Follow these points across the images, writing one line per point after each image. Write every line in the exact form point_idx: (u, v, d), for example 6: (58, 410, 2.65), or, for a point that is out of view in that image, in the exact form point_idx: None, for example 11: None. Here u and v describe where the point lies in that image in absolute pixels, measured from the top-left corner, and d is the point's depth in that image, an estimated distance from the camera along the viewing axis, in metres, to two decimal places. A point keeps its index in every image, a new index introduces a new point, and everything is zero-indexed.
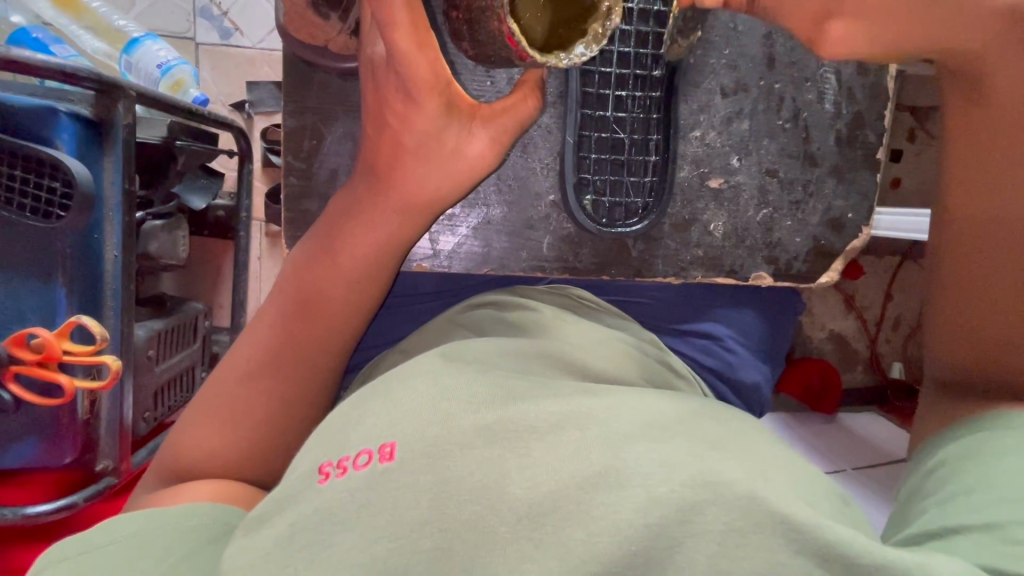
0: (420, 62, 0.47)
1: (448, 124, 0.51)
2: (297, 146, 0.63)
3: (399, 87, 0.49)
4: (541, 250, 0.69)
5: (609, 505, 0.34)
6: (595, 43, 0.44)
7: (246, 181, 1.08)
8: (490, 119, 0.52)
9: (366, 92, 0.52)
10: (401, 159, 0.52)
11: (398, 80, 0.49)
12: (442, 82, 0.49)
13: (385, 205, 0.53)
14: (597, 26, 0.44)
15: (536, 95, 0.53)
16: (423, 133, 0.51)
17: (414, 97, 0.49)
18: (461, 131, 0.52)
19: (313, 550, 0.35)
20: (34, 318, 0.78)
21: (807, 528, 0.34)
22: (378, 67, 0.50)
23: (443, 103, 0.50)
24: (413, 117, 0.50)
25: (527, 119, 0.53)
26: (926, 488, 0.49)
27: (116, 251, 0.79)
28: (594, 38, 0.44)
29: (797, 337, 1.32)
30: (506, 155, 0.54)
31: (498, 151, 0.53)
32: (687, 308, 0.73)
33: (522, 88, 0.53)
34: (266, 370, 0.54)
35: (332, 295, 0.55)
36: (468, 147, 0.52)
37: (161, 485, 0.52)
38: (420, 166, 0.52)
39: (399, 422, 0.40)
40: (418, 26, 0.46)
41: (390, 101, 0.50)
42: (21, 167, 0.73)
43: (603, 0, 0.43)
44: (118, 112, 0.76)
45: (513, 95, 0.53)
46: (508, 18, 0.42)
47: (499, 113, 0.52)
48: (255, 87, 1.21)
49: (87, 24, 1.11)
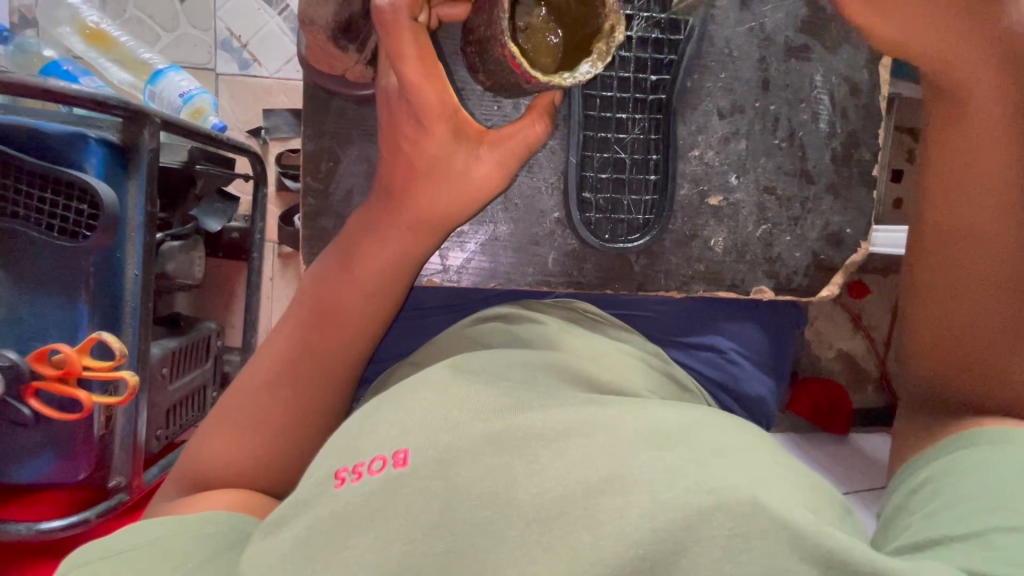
0: (428, 90, 0.49)
1: (457, 148, 0.53)
2: (315, 166, 0.66)
3: (411, 115, 0.51)
4: (547, 265, 0.71)
5: (616, 509, 0.35)
6: (600, 60, 0.45)
7: (260, 204, 1.12)
8: (496, 144, 0.54)
9: (381, 119, 0.55)
10: (413, 181, 0.54)
11: (409, 108, 0.51)
12: (450, 109, 0.51)
13: (399, 222, 0.56)
14: (602, 44, 0.45)
15: (546, 119, 0.54)
16: (433, 156, 0.53)
17: (423, 124, 0.51)
18: (469, 155, 0.54)
19: (331, 551, 0.36)
20: (56, 334, 0.81)
21: (808, 535, 0.35)
22: (392, 98, 0.52)
23: (451, 129, 0.52)
24: (424, 142, 0.52)
25: (536, 142, 0.54)
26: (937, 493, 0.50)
27: (136, 270, 0.82)
28: (600, 56, 0.45)
29: (804, 356, 1.28)
30: (513, 176, 0.56)
31: (505, 173, 0.55)
32: (692, 322, 0.74)
33: (534, 112, 0.54)
34: (284, 380, 0.55)
35: (350, 307, 0.57)
36: (475, 170, 0.54)
37: (178, 493, 0.53)
38: (432, 187, 0.54)
39: (411, 431, 0.41)
40: (426, 59, 0.48)
41: (401, 126, 0.52)
42: (51, 191, 0.76)
43: (605, 20, 0.45)
44: (144, 138, 0.80)
45: (523, 118, 0.54)
46: (509, 42, 0.44)
47: (506, 137, 0.54)
48: (270, 115, 1.26)
49: (114, 57, 1.19)
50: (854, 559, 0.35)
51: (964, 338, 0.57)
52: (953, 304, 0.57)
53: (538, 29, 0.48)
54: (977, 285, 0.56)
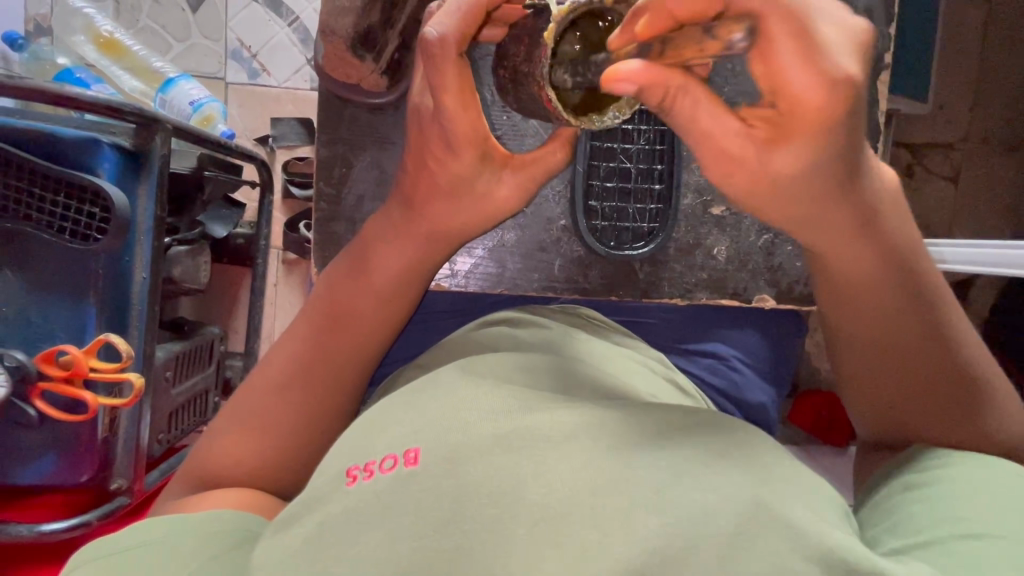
0: (463, 119, 0.49)
1: (481, 172, 0.53)
2: (327, 173, 0.67)
3: (442, 138, 0.50)
4: (553, 271, 0.72)
5: (623, 507, 0.36)
6: (628, 106, 0.46)
7: (267, 211, 1.14)
8: (519, 168, 0.54)
9: (410, 133, 0.54)
10: (434, 200, 0.54)
11: (441, 131, 0.50)
12: (481, 136, 0.51)
13: (415, 234, 0.56)
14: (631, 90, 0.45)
15: (566, 149, 0.55)
16: (457, 177, 0.53)
17: (453, 148, 0.50)
18: (492, 178, 0.54)
19: (342, 548, 0.37)
20: (63, 336, 0.82)
21: (809, 533, 0.36)
22: (424, 117, 0.51)
23: (479, 154, 0.52)
24: (451, 164, 0.52)
25: (556, 167, 0.55)
26: None
27: (144, 272, 0.83)
28: (628, 102, 0.46)
29: (804, 368, 1.28)
30: (529, 200, 0.57)
31: (524, 196, 0.55)
32: (694, 329, 0.75)
33: (557, 139, 0.55)
34: (295, 381, 0.56)
35: (362, 311, 0.57)
36: (497, 191, 0.54)
37: (185, 492, 0.53)
38: (452, 205, 0.54)
39: (423, 430, 0.42)
40: (465, 91, 0.48)
41: (431, 147, 0.52)
42: (64, 194, 0.78)
43: None
44: (156, 144, 0.81)
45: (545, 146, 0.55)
46: (547, 87, 0.44)
47: (529, 162, 0.54)
48: (279, 123, 1.28)
49: (126, 64, 1.22)
50: (854, 558, 0.36)
51: (890, 391, 0.52)
52: (872, 355, 0.52)
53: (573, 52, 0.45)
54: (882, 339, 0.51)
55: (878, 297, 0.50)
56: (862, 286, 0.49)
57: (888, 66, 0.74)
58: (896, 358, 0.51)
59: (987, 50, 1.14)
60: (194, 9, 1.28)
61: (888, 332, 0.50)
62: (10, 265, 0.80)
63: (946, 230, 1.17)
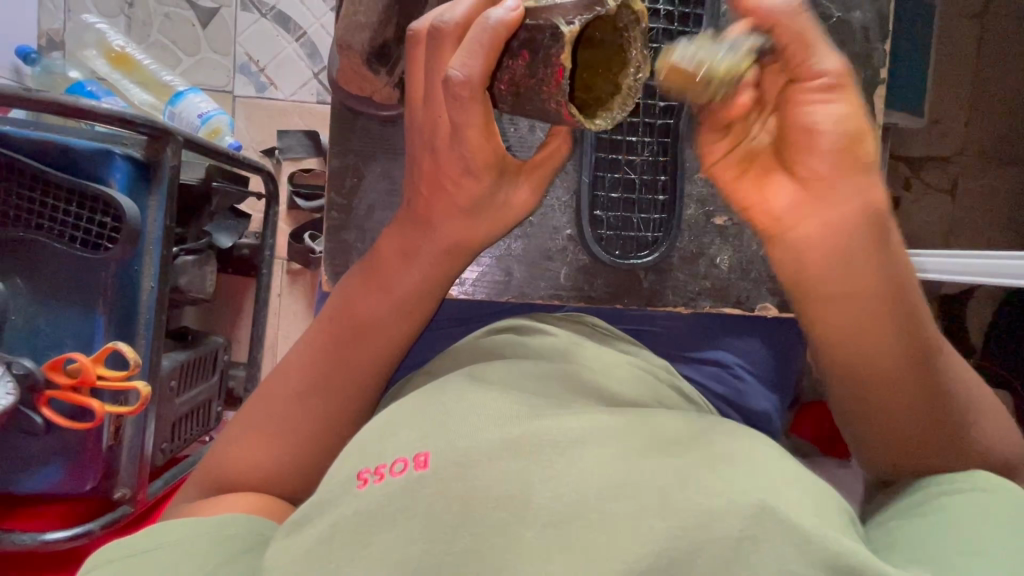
0: (485, 146, 0.49)
1: (499, 187, 0.54)
2: (339, 183, 0.68)
3: (459, 162, 0.51)
4: (559, 279, 0.73)
5: (629, 511, 0.36)
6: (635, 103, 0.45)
7: (272, 221, 1.15)
8: (530, 173, 0.56)
9: (419, 154, 0.53)
10: (452, 215, 0.55)
11: (460, 159, 0.50)
12: (499, 156, 0.51)
13: (430, 246, 0.57)
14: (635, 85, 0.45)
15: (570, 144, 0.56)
16: (477, 197, 0.53)
17: (473, 172, 0.51)
18: (508, 189, 0.55)
19: (355, 549, 0.38)
20: (71, 344, 0.82)
21: (818, 538, 0.36)
22: (438, 142, 0.51)
23: (496, 173, 0.52)
24: (471, 187, 0.52)
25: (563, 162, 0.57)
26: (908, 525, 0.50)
27: (153, 282, 0.84)
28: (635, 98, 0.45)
29: (806, 379, 1.29)
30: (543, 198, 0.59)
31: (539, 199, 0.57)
32: (699, 337, 0.76)
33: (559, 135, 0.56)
34: (311, 388, 0.57)
35: (378, 320, 0.58)
36: (516, 199, 0.56)
37: (197, 496, 0.54)
38: (471, 220, 0.55)
39: (432, 435, 0.42)
40: (489, 122, 0.48)
41: (446, 170, 0.52)
42: (76, 203, 0.79)
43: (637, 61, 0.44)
44: (167, 155, 0.83)
45: (550, 140, 0.56)
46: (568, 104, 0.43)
47: (539, 164, 0.56)
48: (285, 135, 1.30)
49: (136, 78, 1.26)
50: (860, 560, 0.36)
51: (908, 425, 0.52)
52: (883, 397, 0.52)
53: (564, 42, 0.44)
54: (886, 381, 0.52)
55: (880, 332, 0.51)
56: (862, 318, 0.51)
57: (884, 82, 0.75)
58: (893, 390, 0.52)
59: (984, 64, 1.15)
60: (203, 24, 1.30)
61: (882, 373, 0.52)
62: (20, 273, 0.81)
63: (944, 241, 1.18)
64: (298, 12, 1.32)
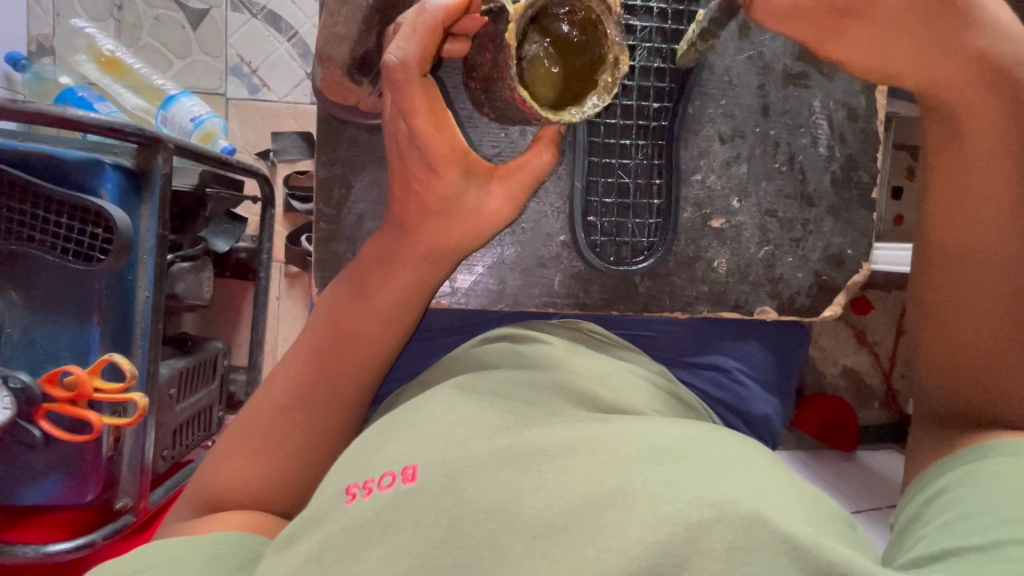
0: (440, 140, 0.49)
1: (468, 186, 0.53)
2: (328, 194, 0.67)
3: (422, 162, 0.51)
4: (553, 287, 0.72)
5: (619, 523, 0.35)
6: (606, 93, 0.44)
7: (268, 225, 1.15)
8: (505, 177, 0.54)
9: (391, 158, 0.54)
10: (426, 220, 0.54)
11: (420, 154, 0.51)
12: (460, 152, 0.51)
13: (415, 254, 0.56)
14: (607, 76, 0.44)
15: (553, 149, 0.54)
16: (444, 197, 0.53)
17: (434, 169, 0.51)
18: (479, 192, 0.54)
19: (343, 566, 0.37)
20: (67, 356, 0.82)
21: (807, 548, 0.34)
22: (400, 142, 0.52)
23: (462, 171, 0.52)
24: (435, 184, 0.52)
25: (545, 170, 0.54)
26: (925, 517, 0.48)
27: (147, 291, 0.83)
28: (605, 89, 0.44)
29: (808, 373, 1.28)
30: (522, 208, 0.56)
31: (516, 204, 0.55)
32: (696, 343, 0.75)
33: (542, 141, 0.54)
34: (299, 404, 0.56)
35: (367, 334, 0.57)
36: (486, 204, 0.54)
37: (192, 515, 0.54)
38: (445, 222, 0.54)
39: (421, 448, 0.42)
40: (436, 110, 0.49)
41: (413, 170, 0.52)
42: (67, 215, 0.78)
43: (608, 51, 0.44)
44: (158, 163, 0.81)
45: (530, 149, 0.54)
46: (519, 88, 0.42)
47: (515, 170, 0.54)
48: (279, 137, 1.28)
49: (127, 82, 1.24)
50: (854, 570, 0.35)
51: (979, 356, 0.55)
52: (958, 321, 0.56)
53: (541, 56, 0.45)
54: (969, 305, 0.55)
55: (965, 227, 0.55)
56: (969, 213, 0.55)
57: None
58: (969, 287, 0.55)
59: None
60: (194, 26, 1.29)
61: (971, 291, 0.55)
62: (14, 288, 0.80)
63: None
64: (289, 12, 1.30)
